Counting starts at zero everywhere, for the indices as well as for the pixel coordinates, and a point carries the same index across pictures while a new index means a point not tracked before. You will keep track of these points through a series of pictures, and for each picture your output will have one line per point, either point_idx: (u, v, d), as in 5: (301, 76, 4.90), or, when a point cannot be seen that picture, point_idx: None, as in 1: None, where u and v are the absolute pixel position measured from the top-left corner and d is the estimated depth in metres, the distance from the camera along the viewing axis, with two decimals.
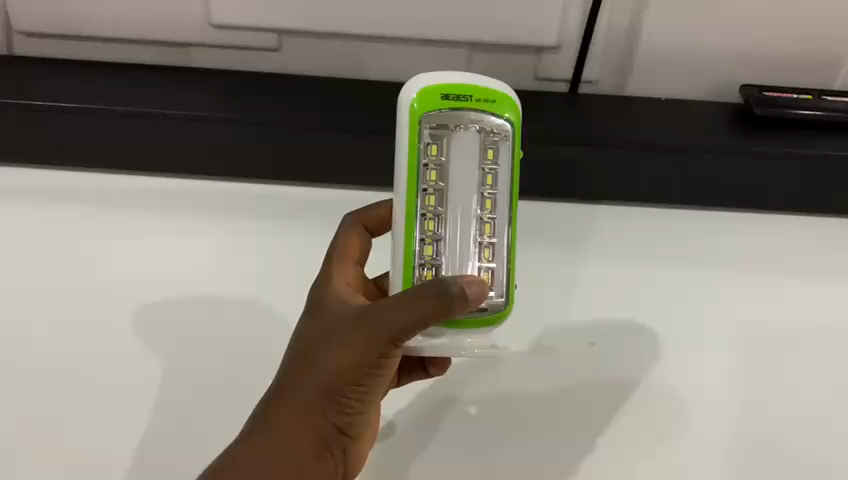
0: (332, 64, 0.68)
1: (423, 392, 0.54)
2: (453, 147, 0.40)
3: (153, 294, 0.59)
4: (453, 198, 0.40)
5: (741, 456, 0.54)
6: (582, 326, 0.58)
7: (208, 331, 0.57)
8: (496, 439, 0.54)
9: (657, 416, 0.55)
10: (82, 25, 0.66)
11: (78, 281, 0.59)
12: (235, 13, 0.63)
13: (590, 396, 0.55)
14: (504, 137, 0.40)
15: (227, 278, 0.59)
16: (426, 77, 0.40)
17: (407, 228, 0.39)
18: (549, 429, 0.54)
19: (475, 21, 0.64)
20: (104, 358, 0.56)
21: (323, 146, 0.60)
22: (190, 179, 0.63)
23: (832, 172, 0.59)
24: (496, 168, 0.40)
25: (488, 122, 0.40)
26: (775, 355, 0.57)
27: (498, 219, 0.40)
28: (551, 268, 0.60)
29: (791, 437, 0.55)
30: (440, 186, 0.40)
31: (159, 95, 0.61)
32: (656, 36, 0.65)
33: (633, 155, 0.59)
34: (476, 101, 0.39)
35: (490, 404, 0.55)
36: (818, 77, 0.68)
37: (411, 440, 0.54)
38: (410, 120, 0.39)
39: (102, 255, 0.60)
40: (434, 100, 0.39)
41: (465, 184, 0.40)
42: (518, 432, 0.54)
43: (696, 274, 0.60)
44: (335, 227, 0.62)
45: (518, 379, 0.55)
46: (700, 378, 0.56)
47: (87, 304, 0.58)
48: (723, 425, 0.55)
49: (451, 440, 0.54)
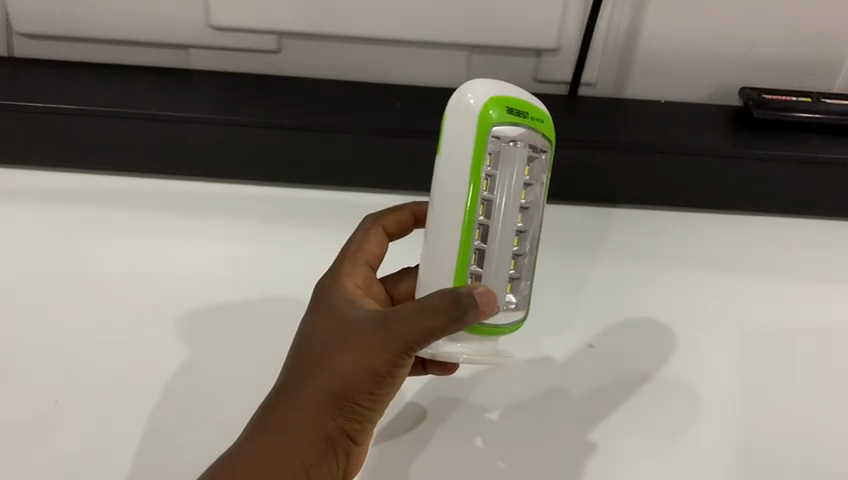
0: (334, 67, 0.69)
1: (422, 393, 0.51)
2: (508, 160, 0.38)
3: (118, 286, 0.55)
4: (505, 214, 0.38)
5: (741, 457, 0.49)
6: (582, 329, 0.55)
7: (176, 326, 0.53)
8: (502, 438, 0.49)
9: (655, 416, 0.50)
10: (83, 27, 0.66)
11: (41, 272, 0.56)
12: (236, 15, 0.64)
13: (592, 394, 0.51)
14: (545, 153, 0.40)
15: (208, 272, 0.57)
16: (487, 83, 0.38)
17: (460, 236, 0.39)
18: (549, 430, 0.50)
19: (476, 23, 0.64)
20: (55, 358, 0.51)
21: (323, 147, 0.60)
22: (193, 181, 0.63)
23: (829, 174, 0.60)
24: (534, 184, 0.40)
25: (538, 141, 0.39)
26: (778, 351, 0.54)
27: (529, 233, 0.40)
28: (549, 268, 0.59)
29: (800, 441, 0.50)
30: (491, 198, 0.38)
31: (159, 96, 0.61)
32: (653, 40, 0.66)
33: (629, 155, 0.60)
34: (530, 119, 0.39)
35: (491, 403, 0.51)
36: (817, 81, 0.68)
37: (405, 442, 0.49)
38: (478, 132, 0.37)
39: (76, 248, 0.58)
40: (498, 110, 0.38)
41: (515, 199, 0.39)
42: (527, 432, 0.50)
43: (695, 274, 0.59)
44: (327, 226, 0.61)
45: (521, 381, 0.52)
46: (698, 377, 0.52)
47: (46, 296, 0.54)
48: (723, 425, 0.50)
49: (449, 443, 0.49)
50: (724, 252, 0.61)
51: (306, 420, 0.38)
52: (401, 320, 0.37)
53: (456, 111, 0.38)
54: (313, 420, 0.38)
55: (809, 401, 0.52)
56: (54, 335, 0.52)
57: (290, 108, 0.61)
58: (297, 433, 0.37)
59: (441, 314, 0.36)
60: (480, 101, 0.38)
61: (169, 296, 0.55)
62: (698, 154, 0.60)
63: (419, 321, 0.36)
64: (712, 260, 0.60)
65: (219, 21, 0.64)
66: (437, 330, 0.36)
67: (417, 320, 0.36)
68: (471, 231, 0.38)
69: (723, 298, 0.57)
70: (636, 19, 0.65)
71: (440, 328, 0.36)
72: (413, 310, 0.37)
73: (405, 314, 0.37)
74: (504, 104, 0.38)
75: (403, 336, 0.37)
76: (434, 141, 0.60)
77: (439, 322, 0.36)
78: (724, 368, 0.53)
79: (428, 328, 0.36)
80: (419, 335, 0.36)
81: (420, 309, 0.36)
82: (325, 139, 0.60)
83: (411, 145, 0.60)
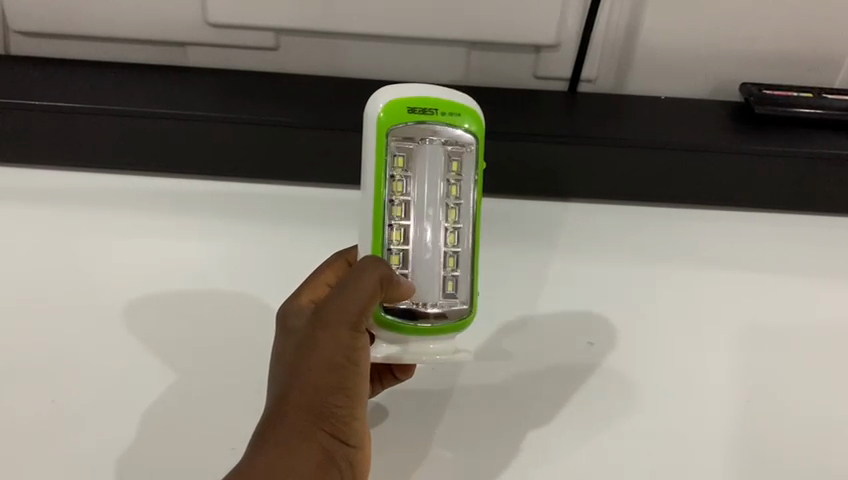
0: (332, 63, 0.68)
1: (414, 388, 0.53)
2: (418, 161, 0.43)
3: (126, 291, 0.55)
4: (420, 215, 0.43)
5: (743, 456, 0.51)
6: (581, 328, 0.56)
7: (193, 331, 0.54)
8: (492, 421, 0.52)
9: (655, 401, 0.53)
10: (79, 26, 0.65)
11: (55, 277, 0.56)
12: (233, 13, 0.63)
13: (585, 381, 0.53)
14: (470, 150, 0.44)
15: (216, 274, 0.57)
16: (397, 89, 0.43)
17: (375, 229, 0.43)
18: (539, 411, 0.52)
19: (475, 20, 0.64)
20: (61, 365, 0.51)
21: (322, 146, 0.60)
22: (188, 179, 0.63)
23: (830, 171, 0.60)
24: (459, 180, 0.44)
25: (453, 135, 0.43)
26: (779, 350, 0.55)
27: (461, 229, 0.44)
28: (538, 267, 0.60)
29: (791, 437, 0.52)
30: (407, 199, 0.43)
31: (153, 94, 0.61)
32: (656, 36, 0.65)
33: (629, 153, 0.60)
34: (440, 114, 0.42)
35: (476, 393, 0.53)
36: (818, 76, 0.67)
37: (404, 428, 0.51)
38: (378, 133, 0.42)
39: (86, 251, 0.58)
40: (401, 112, 0.42)
41: (429, 201, 0.43)
42: (516, 415, 0.52)
43: (696, 273, 0.59)
44: (327, 226, 0.61)
45: (508, 370, 0.54)
46: (698, 384, 0.53)
47: (57, 299, 0.55)
48: (724, 427, 0.52)
49: (445, 433, 0.51)
50: (724, 252, 0.61)
51: (300, 439, 0.39)
52: (338, 311, 0.40)
53: (366, 119, 0.43)
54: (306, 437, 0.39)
55: (810, 406, 0.53)
56: (66, 340, 0.53)
57: (289, 105, 0.61)
58: (296, 455, 0.39)
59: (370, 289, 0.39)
60: (378, 107, 0.42)
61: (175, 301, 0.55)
62: (699, 150, 0.59)
63: (351, 304, 0.39)
64: (712, 260, 0.60)
65: (217, 20, 0.64)
66: (369, 306, 0.40)
67: (349, 304, 0.40)
68: (379, 222, 0.42)
69: (726, 300, 0.58)
70: (636, 16, 0.64)
71: (374, 302, 0.40)
72: (342, 299, 0.40)
73: (338, 304, 0.40)
74: (407, 106, 0.42)
75: (343, 322, 0.40)
76: None
77: (369, 299, 0.39)
78: (720, 371, 0.54)
79: (360, 306, 0.39)
80: (356, 314, 0.40)
81: (350, 294, 0.39)
82: (324, 138, 0.60)
83: None
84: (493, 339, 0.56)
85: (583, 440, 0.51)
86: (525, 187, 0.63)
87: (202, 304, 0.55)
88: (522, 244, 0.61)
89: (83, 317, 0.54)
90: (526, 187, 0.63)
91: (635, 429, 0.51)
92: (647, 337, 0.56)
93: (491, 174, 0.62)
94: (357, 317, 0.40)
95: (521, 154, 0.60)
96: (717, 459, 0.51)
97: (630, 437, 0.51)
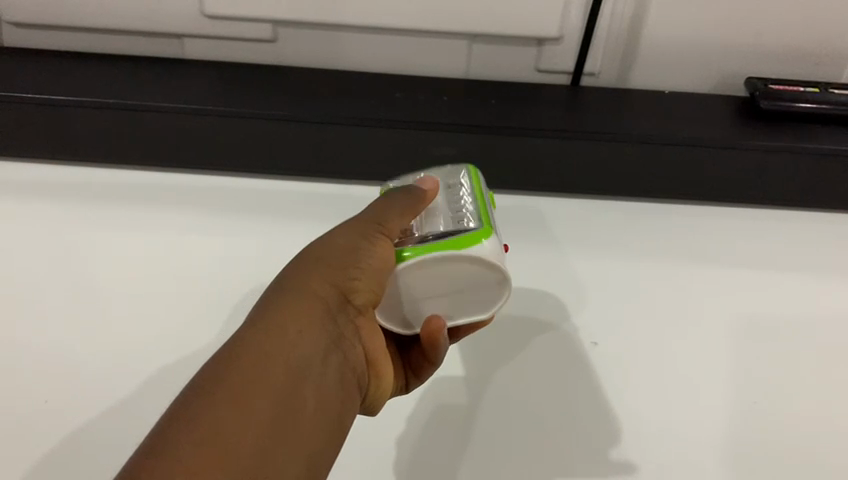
0: (333, 55, 0.67)
1: (424, 403, 0.48)
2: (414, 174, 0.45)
3: (104, 277, 0.53)
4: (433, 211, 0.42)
5: (739, 457, 0.46)
6: (582, 327, 0.53)
7: (164, 316, 0.51)
8: (510, 427, 0.47)
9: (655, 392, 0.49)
10: (74, 19, 0.64)
11: (33, 263, 0.54)
12: (230, 5, 0.62)
13: (595, 381, 0.49)
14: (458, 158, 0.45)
15: (201, 262, 0.55)
16: None
17: None
18: (557, 415, 0.47)
19: (476, 13, 0.63)
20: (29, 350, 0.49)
21: (320, 138, 0.59)
22: (186, 173, 0.63)
23: (833, 167, 0.59)
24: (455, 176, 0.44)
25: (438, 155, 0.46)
26: (775, 341, 0.52)
27: (464, 193, 0.43)
28: (538, 259, 0.58)
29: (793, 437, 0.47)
30: None
31: (149, 87, 0.60)
32: (660, 30, 0.64)
33: (631, 147, 0.59)
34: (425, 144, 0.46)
35: (485, 401, 0.48)
36: (824, 72, 0.66)
37: (417, 441, 0.46)
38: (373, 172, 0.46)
39: (65, 242, 0.56)
40: None
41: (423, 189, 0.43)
42: (536, 422, 0.47)
43: (696, 268, 0.58)
44: (321, 218, 0.60)
45: (517, 373, 0.49)
46: (694, 376, 0.50)
47: (30, 285, 0.53)
48: (718, 425, 0.47)
49: (464, 442, 0.46)
50: (727, 246, 0.60)
51: (287, 324, 0.33)
52: (374, 212, 0.40)
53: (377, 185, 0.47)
54: (307, 326, 0.34)
55: (812, 405, 0.48)
56: (25, 330, 0.50)
57: (288, 99, 0.59)
58: (273, 343, 0.32)
59: (401, 204, 0.40)
60: None
61: (153, 285, 0.53)
62: (703, 145, 0.58)
63: (388, 210, 0.40)
64: (712, 255, 0.59)
65: (213, 12, 0.63)
66: (404, 215, 0.40)
67: (384, 208, 0.40)
68: None
69: (728, 293, 0.56)
70: (641, 9, 0.63)
71: (404, 214, 0.40)
72: (377, 207, 0.40)
73: (375, 208, 0.40)
74: None
75: (379, 220, 0.39)
76: (435, 133, 0.59)
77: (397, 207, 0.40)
78: (717, 366, 0.51)
79: (397, 213, 0.40)
80: (389, 217, 0.39)
81: (382, 205, 0.40)
82: (321, 132, 0.59)
83: (407, 136, 0.59)
84: (515, 338, 0.51)
85: (600, 444, 0.46)
86: (525, 180, 0.62)
87: (180, 291, 0.53)
88: (520, 237, 0.60)
89: (56, 300, 0.52)
90: (526, 180, 0.62)
91: (632, 419, 0.47)
92: (646, 324, 0.53)
93: (491, 167, 0.61)
94: (387, 219, 0.39)
95: (521, 147, 0.59)
96: (715, 449, 0.46)
97: (649, 427, 0.47)
